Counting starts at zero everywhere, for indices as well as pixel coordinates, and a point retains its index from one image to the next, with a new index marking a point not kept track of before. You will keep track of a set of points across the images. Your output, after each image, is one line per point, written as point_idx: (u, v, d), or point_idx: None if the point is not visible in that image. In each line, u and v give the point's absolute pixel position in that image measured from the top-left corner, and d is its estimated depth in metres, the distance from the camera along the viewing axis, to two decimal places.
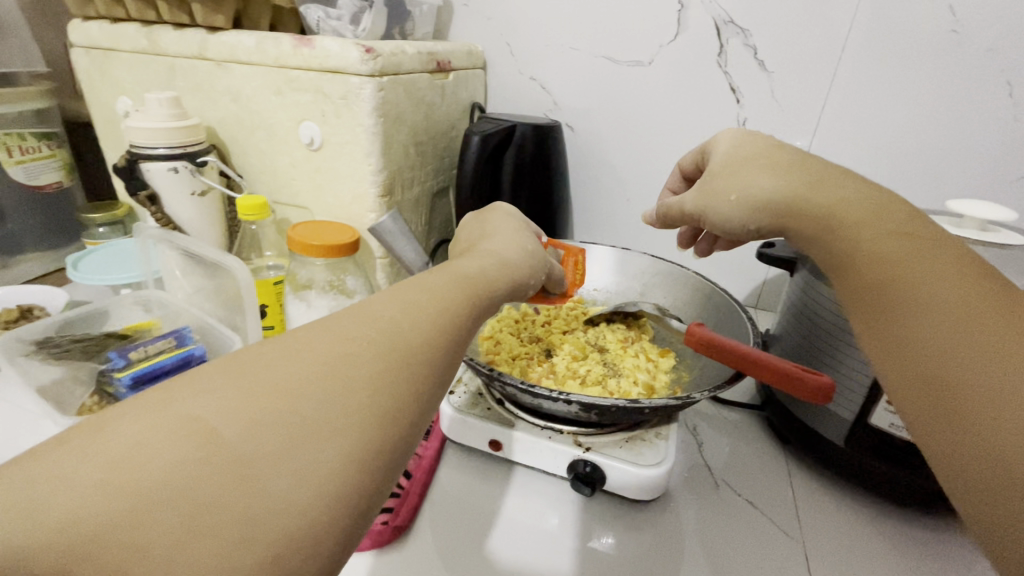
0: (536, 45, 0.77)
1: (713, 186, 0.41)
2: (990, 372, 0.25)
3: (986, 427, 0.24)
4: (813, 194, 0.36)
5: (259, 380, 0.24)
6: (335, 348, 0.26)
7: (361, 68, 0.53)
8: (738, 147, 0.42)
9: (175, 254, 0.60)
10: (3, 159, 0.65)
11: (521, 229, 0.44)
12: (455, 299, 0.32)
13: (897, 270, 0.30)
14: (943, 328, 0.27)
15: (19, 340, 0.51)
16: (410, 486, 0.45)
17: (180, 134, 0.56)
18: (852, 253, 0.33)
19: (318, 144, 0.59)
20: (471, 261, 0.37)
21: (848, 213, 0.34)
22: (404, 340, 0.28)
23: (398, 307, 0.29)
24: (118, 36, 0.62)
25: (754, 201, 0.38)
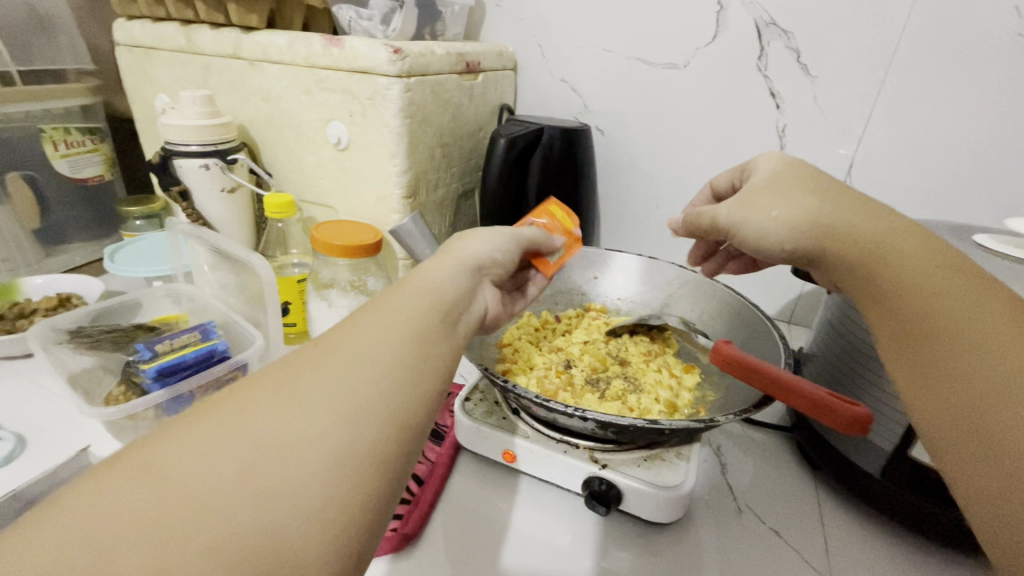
0: (568, 46, 0.76)
1: (755, 200, 0.38)
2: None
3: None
4: (847, 214, 0.34)
5: (218, 415, 0.23)
6: (289, 374, 0.26)
7: (389, 69, 0.53)
8: (782, 168, 0.40)
9: (203, 252, 0.61)
10: (49, 152, 0.68)
11: (501, 226, 0.42)
12: (421, 307, 0.31)
13: (936, 292, 0.29)
14: (999, 372, 0.25)
15: (54, 329, 0.53)
16: (421, 493, 0.45)
17: (212, 132, 0.57)
18: (887, 274, 0.31)
19: (345, 144, 0.59)
20: (435, 269, 0.35)
21: (897, 246, 0.32)
22: (362, 351, 0.27)
23: (353, 325, 0.29)
24: (159, 35, 0.64)
25: (797, 220, 0.35)
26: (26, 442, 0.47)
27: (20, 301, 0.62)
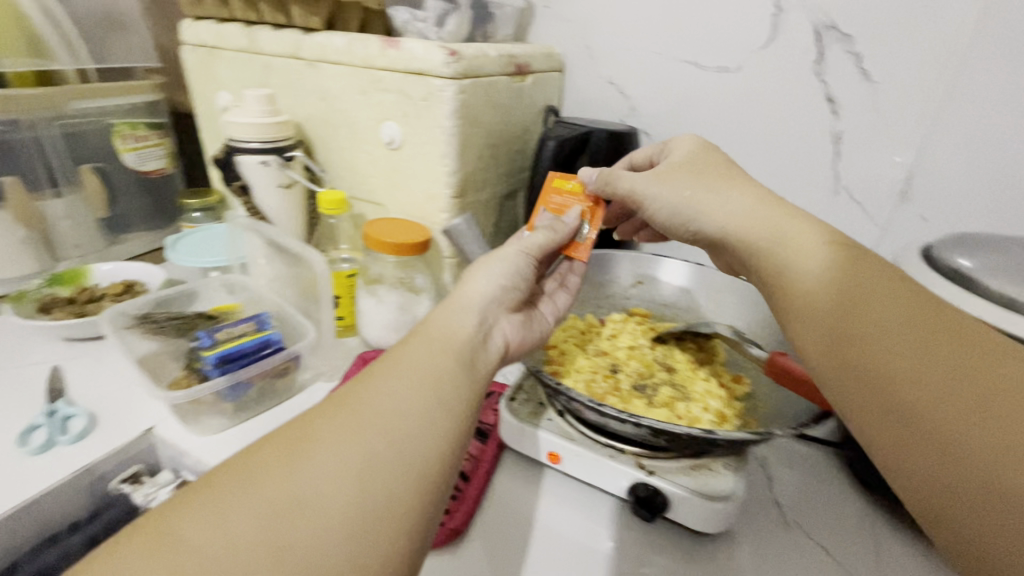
0: (616, 49, 0.75)
1: (674, 180, 0.44)
2: (950, 388, 0.27)
3: (964, 440, 0.25)
4: (773, 212, 0.39)
5: (236, 477, 0.26)
6: (304, 433, 0.28)
7: (444, 71, 0.54)
8: (695, 158, 0.46)
9: (260, 244, 0.64)
10: (118, 146, 0.71)
11: (507, 252, 0.44)
12: (433, 361, 0.34)
13: (853, 295, 0.32)
14: (935, 383, 0.27)
15: (124, 314, 0.56)
16: (467, 489, 0.46)
17: (271, 130, 0.59)
18: (813, 278, 0.35)
19: (397, 143, 0.60)
20: (444, 317, 0.39)
21: (806, 242, 0.36)
22: (377, 408, 0.30)
23: (368, 381, 0.32)
24: (223, 36, 0.67)
25: (726, 213, 0.40)
26: (95, 420, 0.50)
27: (89, 287, 0.66)
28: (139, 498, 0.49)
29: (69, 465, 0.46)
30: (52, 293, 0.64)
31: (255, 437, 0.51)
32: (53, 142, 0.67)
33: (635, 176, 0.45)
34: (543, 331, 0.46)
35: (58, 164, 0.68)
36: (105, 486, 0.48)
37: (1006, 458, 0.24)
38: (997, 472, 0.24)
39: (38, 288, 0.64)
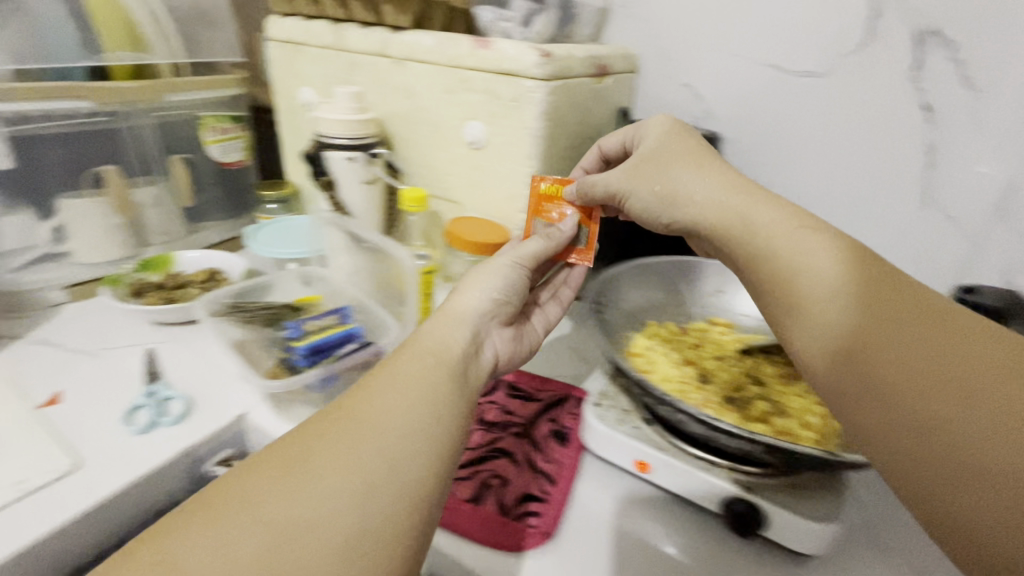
0: (694, 51, 0.74)
1: (653, 175, 0.44)
2: (935, 376, 0.27)
3: (956, 430, 0.26)
4: (742, 201, 0.38)
5: (239, 495, 0.27)
6: (302, 449, 0.30)
7: (536, 72, 0.54)
8: (669, 146, 0.45)
9: (340, 239, 0.65)
10: (205, 138, 0.74)
11: (498, 264, 0.46)
12: (428, 375, 0.35)
13: (830, 282, 0.32)
14: (929, 374, 0.27)
15: (216, 301, 0.59)
16: (555, 491, 0.46)
17: (358, 126, 0.60)
18: (790, 264, 0.34)
19: (481, 143, 0.60)
20: (435, 330, 0.40)
21: (774, 230, 0.36)
22: (371, 422, 0.31)
23: (364, 396, 0.33)
24: (309, 32, 0.68)
25: (701, 207, 0.40)
26: (192, 403, 0.53)
27: (175, 274, 0.69)
28: None
29: (170, 446, 0.48)
30: (143, 279, 0.68)
31: None
32: (144, 132, 0.71)
33: (614, 175, 0.46)
34: (532, 345, 0.48)
35: (151, 153, 0.72)
36: (200, 469, 0.50)
37: (993, 443, 0.25)
38: (986, 456, 0.25)
39: (131, 274, 0.67)
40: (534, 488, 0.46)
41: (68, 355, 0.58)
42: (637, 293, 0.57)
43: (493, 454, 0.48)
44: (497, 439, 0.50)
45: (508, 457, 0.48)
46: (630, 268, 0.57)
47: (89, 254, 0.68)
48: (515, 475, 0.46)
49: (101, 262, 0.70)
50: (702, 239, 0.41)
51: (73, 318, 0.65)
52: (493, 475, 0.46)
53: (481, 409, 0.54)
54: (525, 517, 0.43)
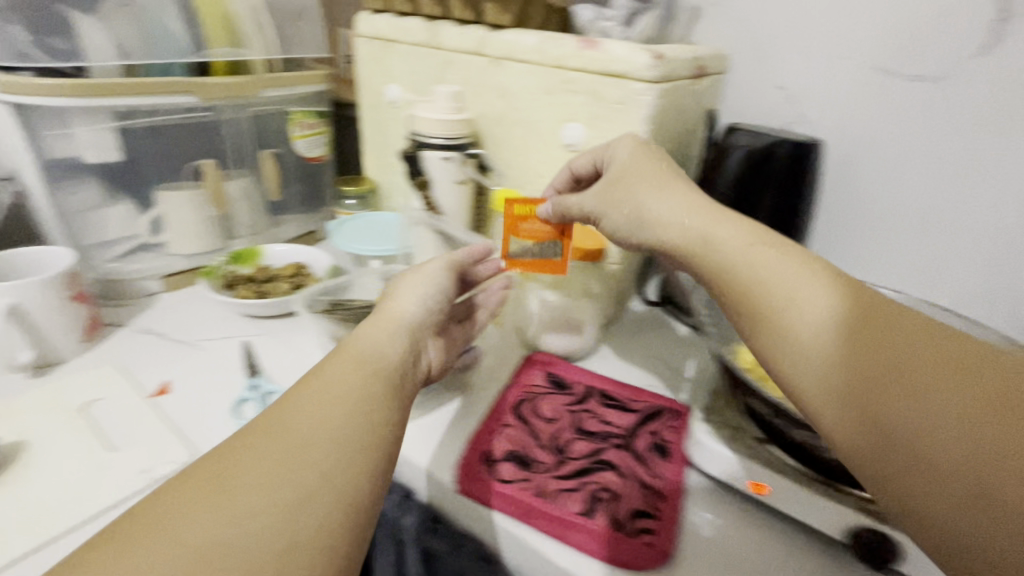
0: (792, 52, 0.71)
1: (615, 192, 0.45)
2: (897, 380, 0.25)
3: (924, 435, 0.24)
4: (706, 219, 0.38)
5: (160, 519, 0.26)
6: (229, 466, 0.29)
7: (646, 74, 0.52)
8: (634, 163, 0.45)
9: (432, 239, 0.64)
10: (292, 132, 0.75)
11: (432, 269, 0.49)
12: (364, 384, 0.36)
13: (790, 295, 0.31)
14: (900, 384, 0.25)
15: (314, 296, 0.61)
16: (665, 508, 0.45)
17: (456, 126, 0.60)
18: (749, 278, 0.33)
19: (579, 146, 0.59)
20: (372, 334, 0.41)
21: (731, 245, 0.35)
22: (305, 434, 0.31)
23: (297, 406, 0.33)
24: (402, 29, 0.68)
25: (658, 226, 0.41)
26: None
27: (264, 267, 0.71)
28: None
29: None
30: (234, 271, 0.70)
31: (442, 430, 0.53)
32: (241, 128, 0.71)
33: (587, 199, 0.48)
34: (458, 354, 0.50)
35: (246, 149, 0.73)
36: None
37: (959, 445, 0.23)
38: (953, 459, 0.23)
39: (223, 266, 0.69)
40: (644, 503, 0.45)
41: (172, 345, 0.60)
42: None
43: (598, 466, 0.48)
44: (600, 451, 0.50)
45: (613, 470, 0.48)
46: None
47: (183, 245, 0.70)
48: (623, 490, 0.46)
49: (194, 254, 0.71)
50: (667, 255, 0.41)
51: (170, 309, 0.67)
52: (600, 488, 0.46)
53: (579, 418, 0.54)
54: (639, 534, 0.42)
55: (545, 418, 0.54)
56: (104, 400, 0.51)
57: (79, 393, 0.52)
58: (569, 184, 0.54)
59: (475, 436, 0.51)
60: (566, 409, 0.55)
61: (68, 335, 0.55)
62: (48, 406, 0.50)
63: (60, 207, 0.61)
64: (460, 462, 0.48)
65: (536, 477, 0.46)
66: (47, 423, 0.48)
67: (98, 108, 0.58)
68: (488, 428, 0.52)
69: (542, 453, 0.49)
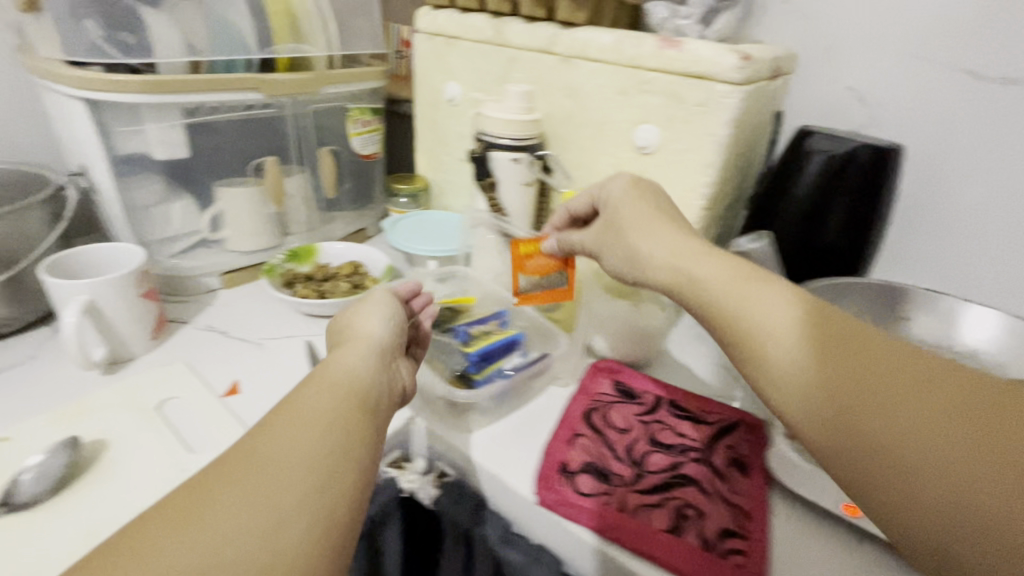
0: (867, 53, 0.68)
1: (610, 235, 0.48)
2: (871, 398, 0.26)
3: (907, 450, 0.24)
4: (683, 257, 0.39)
5: (125, 555, 0.25)
6: (197, 498, 0.28)
7: (733, 76, 0.50)
8: (627, 203, 0.47)
9: (498, 241, 0.62)
10: (349, 129, 0.74)
11: (380, 297, 0.50)
12: (335, 408, 0.35)
13: (767, 320, 0.32)
14: (889, 408, 0.26)
15: None
16: (752, 527, 0.44)
17: (526, 127, 0.58)
18: (728, 306, 0.34)
19: (652, 149, 0.57)
20: (342, 359, 0.41)
21: (704, 276, 0.37)
22: (274, 462, 0.31)
23: (265, 434, 0.32)
24: (466, 25, 0.66)
25: (644, 265, 0.43)
26: None
27: (321, 265, 0.70)
28: (407, 484, 0.52)
29: None
30: (292, 269, 0.69)
31: (513, 437, 0.52)
32: (303, 125, 0.71)
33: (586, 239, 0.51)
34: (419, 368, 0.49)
35: (307, 149, 0.72)
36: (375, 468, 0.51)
37: (940, 458, 0.23)
38: (932, 471, 0.24)
39: (281, 263, 0.69)
40: (730, 522, 0.44)
41: (237, 344, 0.60)
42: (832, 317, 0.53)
43: (678, 481, 0.47)
44: (679, 465, 0.49)
45: (695, 485, 0.47)
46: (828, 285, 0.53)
47: (241, 242, 0.70)
48: (709, 506, 0.45)
49: (251, 251, 0.71)
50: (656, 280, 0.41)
51: (230, 306, 0.67)
52: (685, 503, 0.45)
53: (653, 429, 0.53)
54: (729, 554, 0.41)
55: (618, 428, 0.53)
56: (177, 399, 0.51)
57: (152, 391, 0.52)
58: (569, 223, 0.55)
59: (549, 445, 0.50)
60: (638, 419, 0.54)
61: (139, 332, 0.55)
62: (123, 404, 0.50)
63: (126, 203, 0.61)
64: (538, 471, 0.48)
65: (616, 491, 0.46)
66: (124, 421, 0.48)
67: (169, 104, 0.57)
68: (562, 437, 0.51)
69: (620, 465, 0.49)
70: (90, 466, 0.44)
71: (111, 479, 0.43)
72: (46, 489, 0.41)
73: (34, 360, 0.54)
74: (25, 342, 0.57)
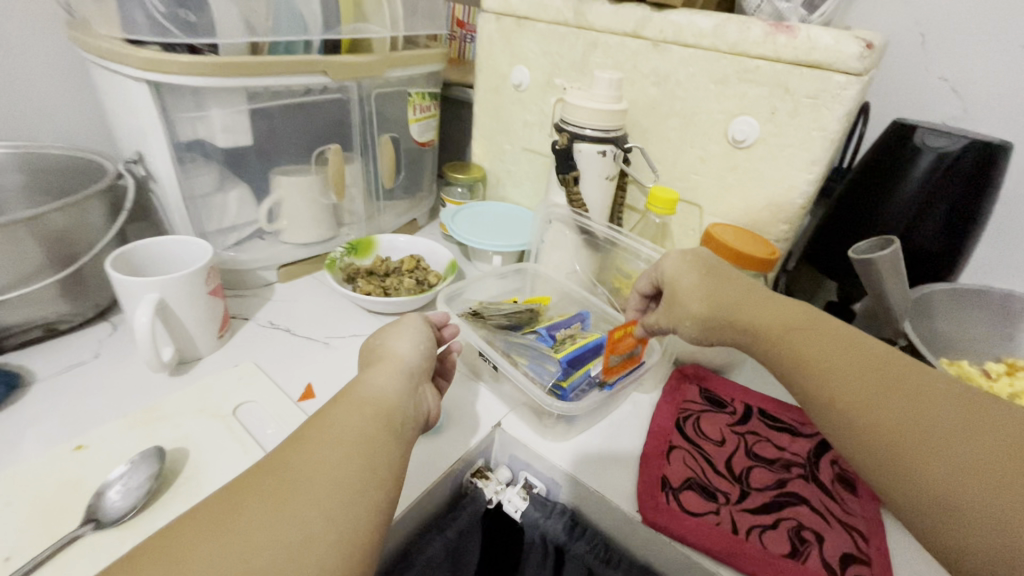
0: (967, 41, 0.63)
1: (673, 311, 0.45)
2: (918, 436, 0.29)
3: (950, 484, 0.27)
4: (744, 308, 0.41)
5: (160, 554, 0.25)
6: (231, 505, 0.28)
7: (855, 66, 0.46)
8: (687, 276, 0.45)
9: (574, 237, 0.61)
10: (408, 115, 0.72)
11: (413, 320, 0.46)
12: (363, 428, 0.33)
13: (824, 361, 0.34)
14: (912, 430, 0.29)
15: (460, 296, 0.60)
16: (873, 551, 0.41)
17: (616, 118, 0.54)
18: (788, 349, 0.37)
19: (749, 142, 0.53)
20: (371, 380, 0.37)
21: (763, 326, 0.39)
22: (306, 476, 0.29)
23: (296, 447, 0.31)
24: (541, 5, 0.62)
25: (710, 323, 0.42)
26: (444, 413, 0.50)
27: (382, 258, 0.67)
28: (491, 494, 0.50)
29: (443, 457, 0.46)
30: (352, 263, 0.66)
31: (603, 447, 0.50)
32: (368, 110, 0.67)
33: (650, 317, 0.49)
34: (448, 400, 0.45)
35: (368, 135, 0.69)
36: (461, 478, 0.49)
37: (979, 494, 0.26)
38: (973, 506, 0.26)
39: (342, 257, 0.65)
40: (849, 545, 0.41)
41: (304, 343, 0.57)
42: (941, 325, 0.52)
43: (786, 499, 0.45)
44: (783, 482, 0.47)
45: (806, 505, 0.44)
46: (947, 292, 0.51)
47: (299, 234, 0.67)
48: (824, 529, 0.42)
49: (307, 242, 0.68)
50: (723, 336, 0.42)
51: (290, 302, 0.64)
52: (800, 525, 0.43)
53: (749, 441, 0.51)
54: None
55: (713, 440, 0.50)
56: (253, 403, 0.49)
57: (225, 394, 0.49)
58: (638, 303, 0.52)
59: (645, 458, 0.48)
60: (731, 430, 0.52)
61: (207, 330, 0.52)
62: (198, 408, 0.47)
63: (185, 192, 0.57)
64: (639, 486, 0.45)
65: (723, 509, 0.43)
66: (202, 427, 0.45)
67: (235, 88, 0.53)
68: (658, 449, 0.48)
69: (723, 481, 0.46)
70: (178, 475, 0.41)
71: (198, 491, 0.40)
72: (139, 501, 0.38)
73: (98, 359, 0.52)
74: (86, 338, 0.54)
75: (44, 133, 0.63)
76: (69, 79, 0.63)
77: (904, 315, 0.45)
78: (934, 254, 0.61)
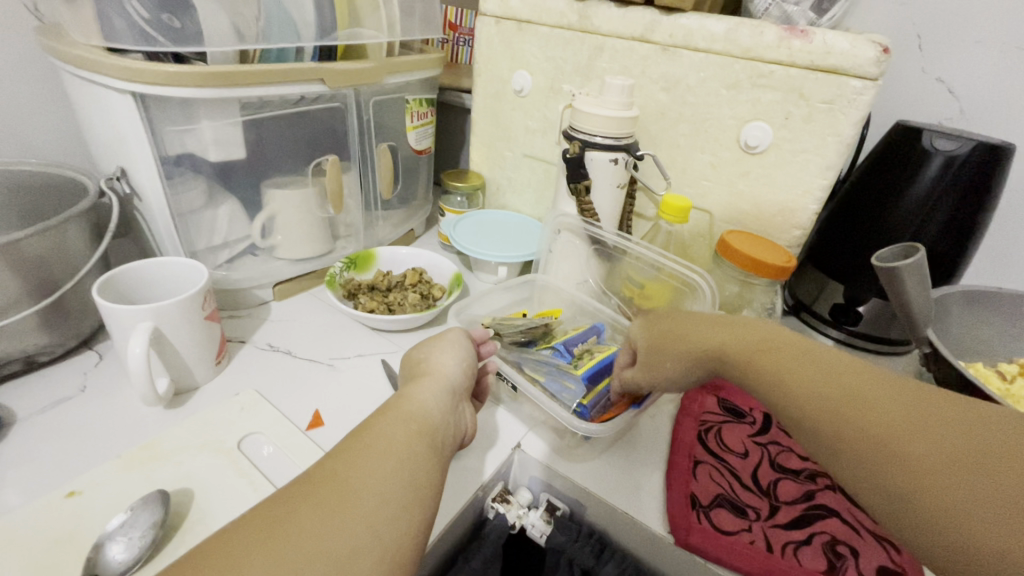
0: (963, 42, 0.63)
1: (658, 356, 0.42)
2: (885, 424, 0.27)
3: (923, 467, 0.24)
4: (710, 330, 0.38)
5: (214, 558, 0.24)
6: (282, 514, 0.26)
7: (871, 71, 0.45)
8: (656, 324, 0.43)
9: (585, 247, 0.59)
10: (405, 123, 0.71)
11: (456, 336, 0.45)
12: (408, 443, 0.32)
13: (781, 364, 0.33)
14: (876, 431, 0.27)
15: (470, 316, 0.57)
16: (905, 561, 0.41)
17: (627, 125, 0.53)
18: (751, 362, 0.34)
19: (762, 148, 0.53)
20: (416, 395, 0.37)
21: (727, 344, 0.36)
22: (353, 488, 0.28)
23: (345, 457, 0.30)
24: (543, 9, 0.60)
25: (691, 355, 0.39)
26: None
27: (383, 272, 0.65)
28: (513, 519, 0.48)
29: (464, 485, 0.44)
30: (352, 278, 0.63)
31: (626, 464, 0.48)
32: (365, 118, 0.64)
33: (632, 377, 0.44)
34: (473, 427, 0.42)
35: (368, 144, 0.66)
36: (482, 504, 0.47)
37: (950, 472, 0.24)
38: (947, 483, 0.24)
39: (341, 272, 0.63)
40: (882, 556, 0.41)
41: (306, 365, 0.55)
42: (954, 326, 0.52)
43: (817, 512, 0.44)
44: (810, 494, 0.46)
45: (836, 517, 0.44)
46: (962, 293, 0.51)
47: (293, 249, 0.63)
48: (858, 542, 0.42)
49: (303, 257, 0.65)
50: (692, 366, 0.39)
51: (288, 322, 0.61)
52: (834, 539, 0.42)
53: (772, 452, 0.50)
54: None
55: (737, 452, 0.49)
56: (257, 435, 0.46)
57: (227, 427, 0.46)
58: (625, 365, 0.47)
59: (670, 476, 0.46)
60: (753, 441, 0.51)
61: (203, 358, 0.49)
62: (199, 443, 0.44)
63: (173, 209, 0.53)
64: (670, 507, 0.43)
65: (755, 526, 0.42)
66: (204, 464, 0.42)
67: (227, 99, 0.50)
68: (684, 465, 0.47)
69: (751, 496, 0.45)
70: (184, 520, 0.38)
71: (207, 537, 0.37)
72: (143, 554, 0.35)
73: (85, 393, 0.48)
74: (70, 371, 0.50)
75: (14, 148, 0.58)
76: (40, 90, 0.58)
77: (927, 321, 0.44)
78: (941, 256, 0.60)
